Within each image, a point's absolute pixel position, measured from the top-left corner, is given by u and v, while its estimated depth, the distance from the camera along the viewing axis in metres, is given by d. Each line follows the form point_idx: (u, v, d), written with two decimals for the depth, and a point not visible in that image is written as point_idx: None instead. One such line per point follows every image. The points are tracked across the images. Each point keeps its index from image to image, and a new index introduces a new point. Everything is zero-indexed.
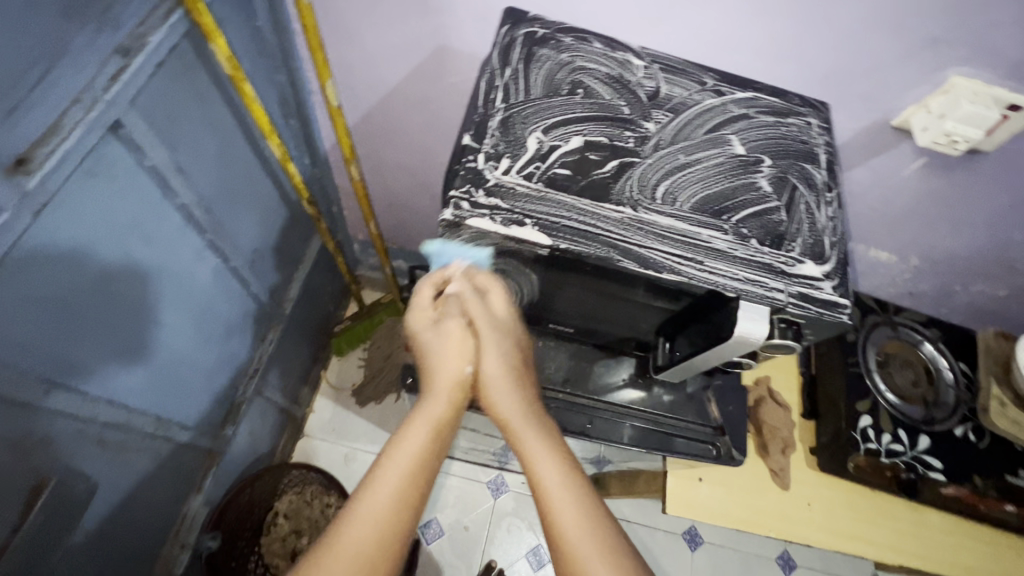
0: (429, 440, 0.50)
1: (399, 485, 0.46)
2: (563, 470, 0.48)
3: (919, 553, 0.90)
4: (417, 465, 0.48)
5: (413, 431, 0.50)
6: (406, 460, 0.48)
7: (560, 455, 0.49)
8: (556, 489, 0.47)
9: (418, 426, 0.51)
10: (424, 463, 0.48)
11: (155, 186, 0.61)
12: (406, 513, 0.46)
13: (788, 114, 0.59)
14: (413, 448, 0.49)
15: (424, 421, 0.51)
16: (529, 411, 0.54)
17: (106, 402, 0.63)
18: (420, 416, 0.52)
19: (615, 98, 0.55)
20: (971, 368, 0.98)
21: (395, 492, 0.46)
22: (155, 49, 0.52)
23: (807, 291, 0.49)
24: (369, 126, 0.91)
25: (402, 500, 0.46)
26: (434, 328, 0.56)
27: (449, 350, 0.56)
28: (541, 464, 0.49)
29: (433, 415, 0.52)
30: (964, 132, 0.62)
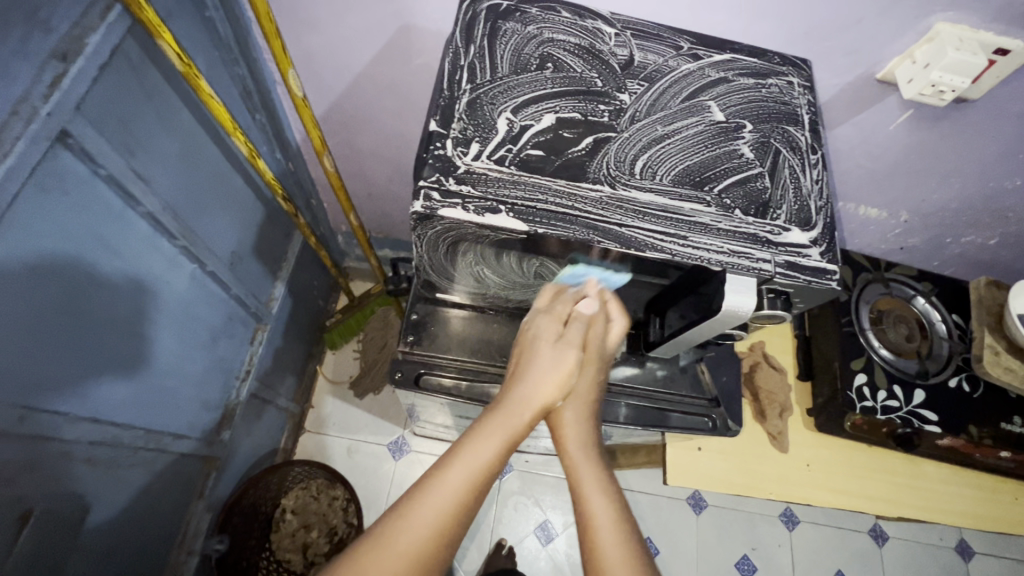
0: (501, 455, 0.47)
1: (459, 496, 0.44)
2: (619, 513, 0.47)
3: (918, 503, 0.92)
4: (480, 481, 0.45)
5: (487, 442, 0.47)
6: (475, 469, 0.46)
7: (619, 500, 0.48)
8: (608, 530, 0.46)
9: (495, 435, 0.48)
10: (487, 475, 0.46)
11: (115, 196, 0.59)
12: (454, 530, 0.44)
13: (769, 74, 0.57)
14: (485, 459, 0.46)
15: (502, 431, 0.48)
16: (598, 450, 0.52)
17: (89, 422, 0.62)
18: (501, 426, 0.48)
19: (587, 70, 0.53)
20: (964, 320, 0.98)
21: (450, 505, 0.44)
22: (96, 51, 0.49)
23: (793, 259, 0.48)
24: (340, 115, 0.88)
25: (463, 503, 0.44)
26: (550, 340, 0.53)
27: (551, 369, 0.52)
28: (596, 500, 0.48)
29: (515, 426, 0.49)
30: (950, 81, 0.60)
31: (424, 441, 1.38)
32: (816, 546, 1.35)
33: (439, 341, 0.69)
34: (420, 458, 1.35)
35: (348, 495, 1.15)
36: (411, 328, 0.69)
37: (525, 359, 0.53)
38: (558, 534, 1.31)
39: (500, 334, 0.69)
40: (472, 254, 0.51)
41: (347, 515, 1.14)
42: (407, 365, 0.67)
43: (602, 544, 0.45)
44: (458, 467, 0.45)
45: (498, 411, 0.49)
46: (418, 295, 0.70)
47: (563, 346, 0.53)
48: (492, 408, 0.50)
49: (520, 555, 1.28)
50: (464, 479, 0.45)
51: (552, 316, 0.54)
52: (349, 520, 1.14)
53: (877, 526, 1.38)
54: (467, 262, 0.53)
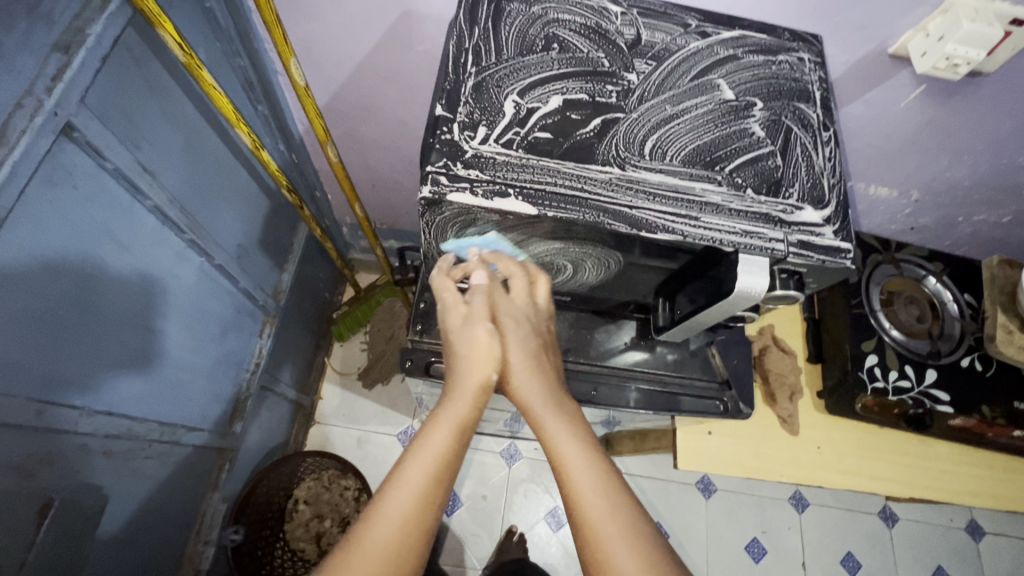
0: (454, 441, 0.47)
1: (421, 489, 0.43)
2: (589, 454, 0.47)
3: (930, 485, 0.92)
4: (438, 472, 0.45)
5: (436, 433, 0.47)
6: (428, 461, 0.45)
7: (580, 437, 0.48)
8: (583, 475, 0.45)
9: (438, 427, 0.47)
10: (445, 463, 0.46)
11: (122, 189, 0.59)
12: (427, 519, 0.43)
13: (778, 50, 0.56)
14: (435, 449, 0.46)
15: (448, 420, 0.48)
16: (556, 401, 0.52)
17: (105, 415, 0.63)
18: (446, 415, 0.49)
19: (594, 50, 0.52)
20: (976, 299, 0.97)
21: (414, 498, 0.43)
22: (98, 42, 0.49)
23: (807, 239, 0.47)
24: (342, 104, 0.87)
25: (424, 493, 0.43)
26: (461, 324, 0.54)
27: (474, 350, 0.53)
28: (566, 449, 0.47)
29: (457, 413, 0.49)
30: (965, 53, 0.59)
31: None
32: (826, 529, 1.35)
33: None
34: None
35: (360, 485, 1.17)
36: (421, 316, 0.69)
37: (451, 353, 0.54)
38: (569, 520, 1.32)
39: None
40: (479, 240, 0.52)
41: (359, 504, 1.17)
42: (420, 353, 0.67)
43: (575, 484, 0.45)
44: (411, 464, 0.45)
45: (440, 404, 0.50)
46: (426, 284, 0.70)
47: (475, 324, 0.54)
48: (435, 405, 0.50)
49: (531, 542, 1.29)
50: (421, 472, 0.44)
51: (453, 298, 0.55)
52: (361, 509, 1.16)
53: (887, 508, 1.38)
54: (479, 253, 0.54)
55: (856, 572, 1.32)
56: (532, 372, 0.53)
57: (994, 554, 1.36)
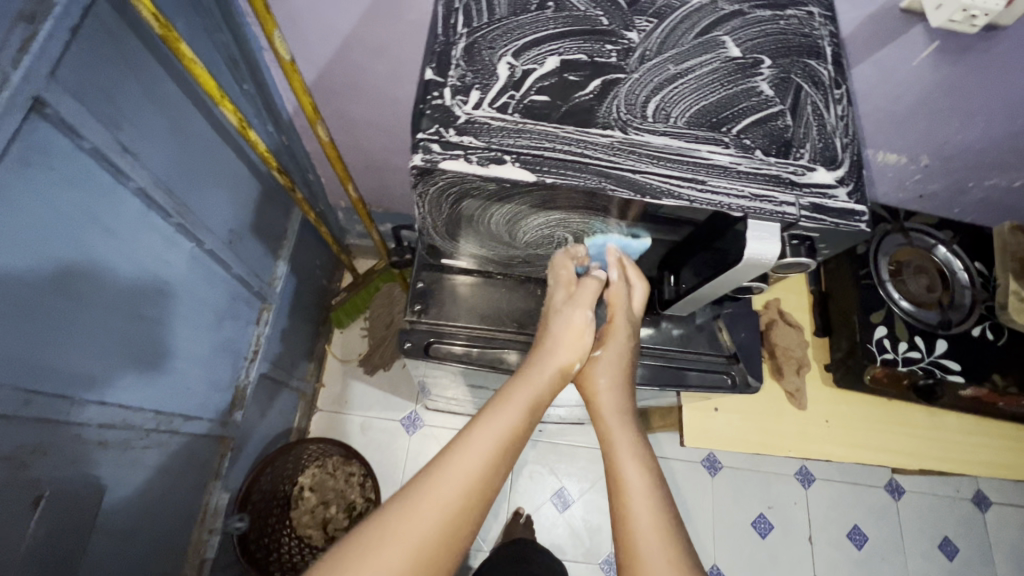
0: (532, 415, 0.52)
1: (500, 447, 0.49)
2: (646, 467, 0.53)
3: (939, 456, 0.91)
4: (515, 436, 0.50)
5: (519, 404, 0.52)
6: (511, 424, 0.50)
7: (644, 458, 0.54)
8: (637, 487, 0.51)
9: (526, 397, 0.52)
10: (520, 433, 0.51)
11: (103, 172, 0.56)
12: (498, 476, 0.48)
13: (787, 4, 0.53)
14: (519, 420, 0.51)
15: (531, 393, 0.53)
16: (625, 415, 0.58)
17: (99, 405, 0.62)
18: (530, 389, 0.53)
19: (591, 8, 0.49)
20: (987, 267, 0.95)
21: (492, 455, 0.48)
22: (66, 12, 0.46)
23: (819, 201, 0.45)
24: (330, 82, 0.84)
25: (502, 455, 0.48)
26: (564, 310, 0.58)
27: (568, 333, 0.58)
28: (626, 458, 0.53)
29: (541, 390, 0.54)
30: (983, 4, 0.56)
31: (437, 416, 1.38)
32: (832, 503, 1.35)
33: (447, 308, 0.67)
34: (434, 432, 1.36)
35: (364, 471, 1.17)
36: (417, 297, 0.67)
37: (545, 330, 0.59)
38: (575, 501, 1.31)
39: (509, 300, 0.67)
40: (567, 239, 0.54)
41: (365, 490, 1.16)
42: (416, 333, 0.65)
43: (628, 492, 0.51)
44: (495, 424, 0.50)
45: (522, 376, 0.54)
46: (423, 264, 0.68)
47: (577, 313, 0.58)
48: (518, 376, 0.55)
49: (538, 522, 1.29)
50: (502, 434, 0.49)
51: (563, 286, 0.59)
52: (367, 495, 1.16)
53: (893, 481, 1.37)
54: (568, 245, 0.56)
55: (862, 545, 1.32)
56: (615, 380, 0.60)
57: (1000, 524, 1.36)
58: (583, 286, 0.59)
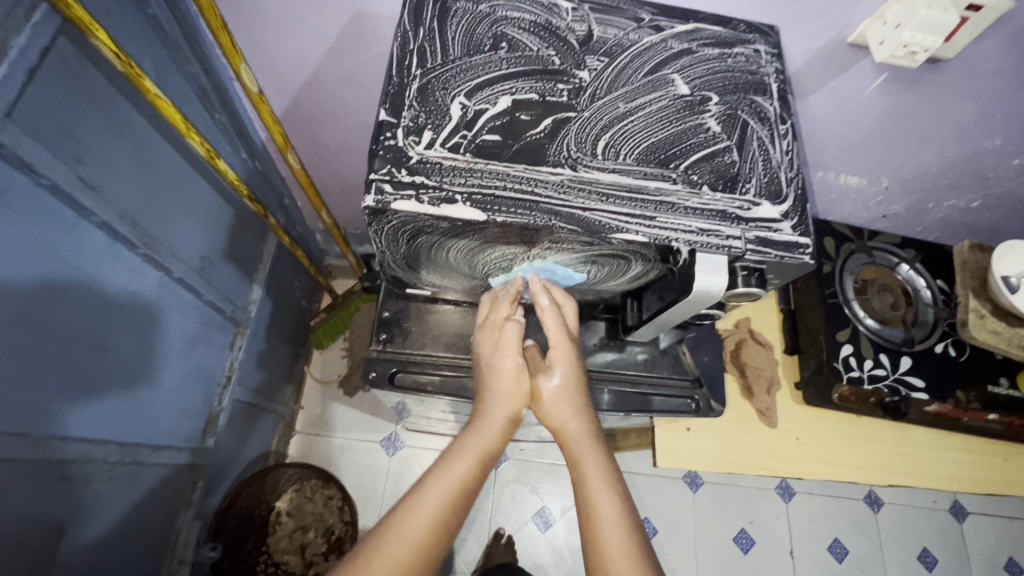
0: (476, 473, 0.49)
1: (440, 512, 0.46)
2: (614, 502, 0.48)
3: (905, 470, 0.94)
4: (460, 493, 0.47)
5: (460, 460, 0.49)
6: (449, 486, 0.47)
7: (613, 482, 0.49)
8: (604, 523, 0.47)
9: (469, 451, 0.49)
10: (464, 494, 0.47)
11: (63, 207, 0.56)
12: (441, 539, 0.45)
13: (734, 42, 0.55)
14: (457, 479, 0.48)
15: (473, 448, 0.50)
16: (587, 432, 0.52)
17: (60, 440, 0.61)
18: (471, 443, 0.50)
19: (543, 48, 0.50)
20: (949, 285, 0.97)
21: (429, 524, 0.45)
22: (21, 53, 0.46)
23: (765, 235, 0.46)
24: (302, 110, 0.85)
25: (446, 515, 0.46)
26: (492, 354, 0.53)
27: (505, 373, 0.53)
28: (589, 489, 0.48)
29: (484, 442, 0.50)
30: (922, 40, 0.58)
31: (417, 436, 1.37)
32: (813, 516, 1.36)
33: (414, 336, 0.68)
34: (414, 453, 1.35)
35: (342, 494, 1.15)
36: (384, 326, 0.67)
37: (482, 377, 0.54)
38: (556, 520, 1.31)
39: (477, 326, 0.68)
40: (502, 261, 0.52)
41: (342, 514, 1.14)
42: (404, 361, 0.66)
43: (595, 527, 0.47)
44: (434, 488, 0.47)
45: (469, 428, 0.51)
46: (390, 292, 0.68)
47: (506, 358, 0.53)
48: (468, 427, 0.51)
49: (520, 543, 1.28)
50: (439, 499, 0.46)
51: (489, 328, 0.55)
52: (345, 518, 1.14)
53: (872, 493, 1.39)
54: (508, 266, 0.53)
55: (843, 558, 1.32)
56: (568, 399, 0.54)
57: (979, 535, 1.37)
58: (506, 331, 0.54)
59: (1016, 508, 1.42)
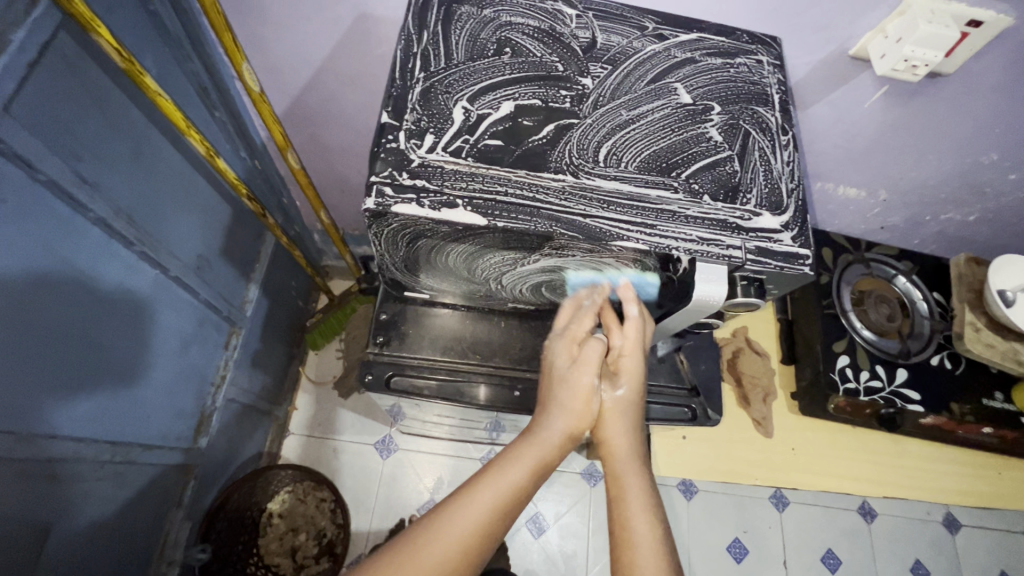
0: (529, 484, 0.47)
1: (489, 519, 0.44)
2: (656, 536, 0.47)
3: (898, 482, 0.95)
4: (510, 503, 0.46)
5: (514, 468, 0.47)
6: (501, 495, 0.45)
7: (657, 514, 0.48)
8: (646, 552, 0.45)
9: (524, 461, 0.47)
10: (513, 503, 0.46)
11: (60, 203, 0.56)
12: (482, 550, 0.44)
13: (737, 53, 0.55)
14: (509, 488, 0.46)
15: (527, 458, 0.48)
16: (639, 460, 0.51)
17: (51, 438, 0.61)
18: (527, 453, 0.48)
19: (547, 54, 0.50)
20: (945, 297, 0.97)
21: (476, 528, 0.44)
22: (22, 48, 0.46)
23: (765, 245, 0.46)
24: (303, 110, 0.85)
25: (493, 523, 0.44)
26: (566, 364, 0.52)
27: (574, 389, 0.51)
28: (636, 518, 0.47)
29: (540, 454, 0.48)
30: (923, 55, 0.59)
31: (412, 439, 1.36)
32: (806, 526, 1.36)
33: (410, 339, 0.67)
34: (408, 456, 1.34)
35: (334, 497, 1.15)
36: (381, 328, 0.67)
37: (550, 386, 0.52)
38: (550, 526, 1.30)
39: (474, 330, 0.68)
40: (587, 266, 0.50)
41: (334, 516, 1.15)
42: (393, 364, 0.66)
43: (636, 555, 0.45)
44: (486, 491, 0.45)
45: (525, 438, 0.49)
46: (387, 295, 0.68)
47: (581, 372, 0.51)
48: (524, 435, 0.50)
49: (513, 548, 1.27)
50: (487, 507, 0.45)
51: (569, 339, 0.53)
52: (337, 521, 1.14)
53: (866, 504, 1.39)
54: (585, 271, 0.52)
55: (837, 569, 1.32)
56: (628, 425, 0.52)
57: (971, 547, 1.38)
58: (586, 346, 0.52)
59: (1009, 521, 1.42)
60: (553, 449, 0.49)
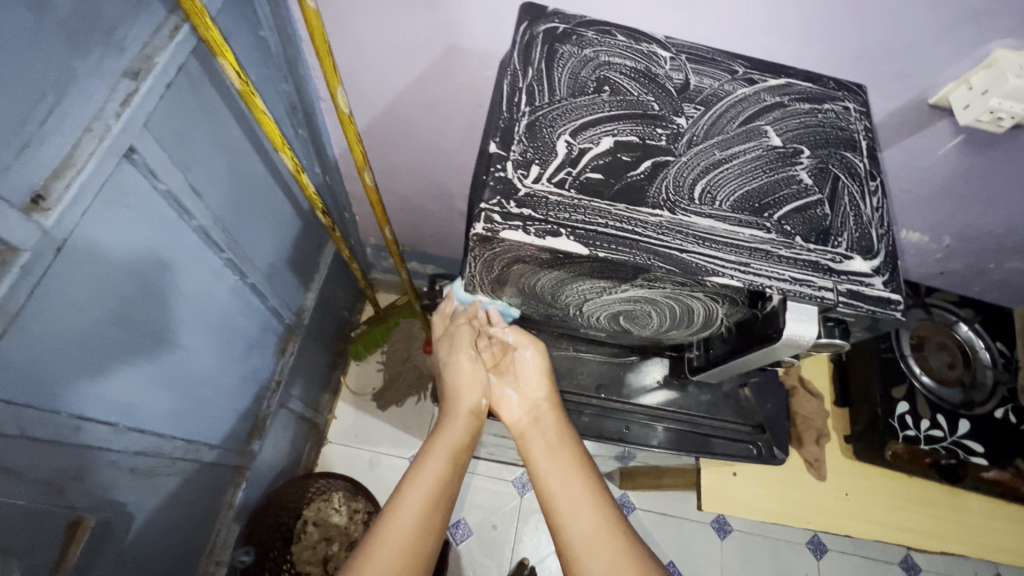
0: (449, 463, 0.58)
1: (427, 499, 0.54)
2: (562, 464, 0.58)
3: (959, 539, 0.90)
4: (440, 487, 0.55)
5: (432, 458, 0.58)
6: (431, 480, 0.55)
7: (561, 451, 0.59)
8: (556, 479, 0.56)
9: (438, 452, 0.58)
10: (444, 483, 0.56)
11: (171, 210, 0.59)
12: (432, 529, 0.52)
13: (824, 99, 0.56)
14: (434, 472, 0.56)
15: (444, 447, 0.59)
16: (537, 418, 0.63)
17: (137, 432, 0.63)
18: (441, 441, 0.59)
19: (643, 93, 0.52)
20: (1009, 348, 0.95)
21: (418, 511, 0.53)
22: (165, 69, 0.50)
23: (856, 288, 0.47)
24: (379, 131, 0.89)
25: (432, 502, 0.54)
26: (448, 355, 0.65)
27: (461, 377, 0.65)
28: (541, 457, 0.59)
29: (452, 440, 0.60)
30: (1009, 107, 0.59)
31: None
32: None
33: None
34: None
35: (370, 508, 1.16)
36: None
37: (445, 381, 0.66)
38: None
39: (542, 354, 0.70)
40: (663, 321, 0.57)
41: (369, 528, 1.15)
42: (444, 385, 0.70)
43: (550, 485, 0.56)
44: (415, 479, 0.55)
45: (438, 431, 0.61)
46: None
47: (461, 359, 0.65)
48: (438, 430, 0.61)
49: None
50: (423, 489, 0.54)
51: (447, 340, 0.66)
52: None
53: (909, 558, 1.33)
54: (657, 325, 0.58)
55: None
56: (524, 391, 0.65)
57: None
58: (461, 337, 0.64)
59: None
60: (461, 431, 0.61)
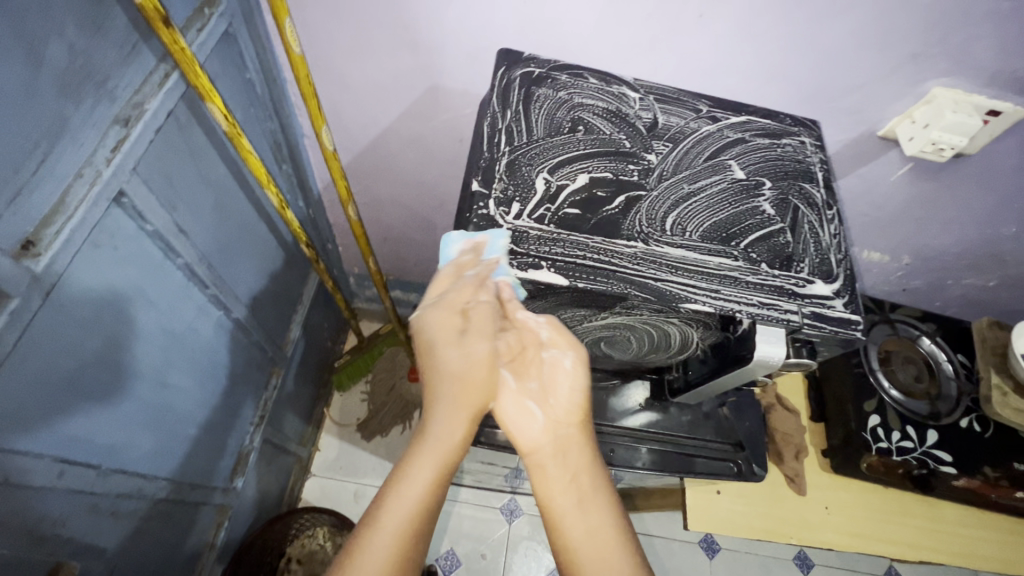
0: (438, 482, 0.50)
1: (411, 525, 0.47)
2: (585, 512, 0.53)
3: (935, 548, 0.93)
4: (422, 514, 0.48)
5: (419, 475, 0.50)
6: (415, 503, 0.48)
7: (587, 496, 0.53)
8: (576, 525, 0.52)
9: (428, 468, 0.50)
10: (431, 509, 0.49)
11: (158, 250, 0.60)
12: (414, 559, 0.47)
13: (782, 134, 0.61)
14: (422, 493, 0.49)
15: (434, 459, 0.51)
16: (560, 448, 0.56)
17: (120, 473, 0.62)
18: (432, 454, 0.51)
19: (615, 132, 0.56)
20: (969, 359, 1.00)
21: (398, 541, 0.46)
22: (155, 115, 0.52)
23: (820, 310, 0.50)
24: (363, 165, 0.91)
25: (415, 529, 0.47)
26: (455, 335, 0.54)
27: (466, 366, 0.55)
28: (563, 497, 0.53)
29: (442, 457, 0.52)
30: (949, 140, 0.64)
31: None
32: None
33: None
34: None
35: None
36: None
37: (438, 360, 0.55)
38: None
39: None
40: (638, 346, 0.60)
41: None
42: None
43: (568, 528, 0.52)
44: (398, 502, 0.48)
45: (430, 440, 0.52)
46: None
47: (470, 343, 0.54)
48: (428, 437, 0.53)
49: None
50: (407, 515, 0.47)
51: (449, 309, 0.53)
52: None
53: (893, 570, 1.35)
54: (634, 350, 0.61)
55: None
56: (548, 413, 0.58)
57: None
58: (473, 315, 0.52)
59: None
60: (455, 443, 0.53)
